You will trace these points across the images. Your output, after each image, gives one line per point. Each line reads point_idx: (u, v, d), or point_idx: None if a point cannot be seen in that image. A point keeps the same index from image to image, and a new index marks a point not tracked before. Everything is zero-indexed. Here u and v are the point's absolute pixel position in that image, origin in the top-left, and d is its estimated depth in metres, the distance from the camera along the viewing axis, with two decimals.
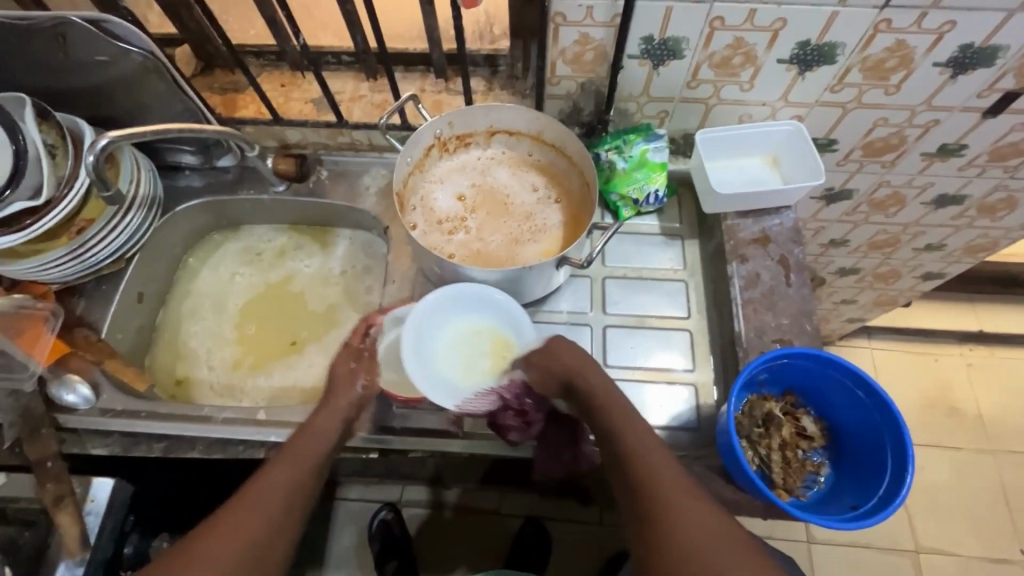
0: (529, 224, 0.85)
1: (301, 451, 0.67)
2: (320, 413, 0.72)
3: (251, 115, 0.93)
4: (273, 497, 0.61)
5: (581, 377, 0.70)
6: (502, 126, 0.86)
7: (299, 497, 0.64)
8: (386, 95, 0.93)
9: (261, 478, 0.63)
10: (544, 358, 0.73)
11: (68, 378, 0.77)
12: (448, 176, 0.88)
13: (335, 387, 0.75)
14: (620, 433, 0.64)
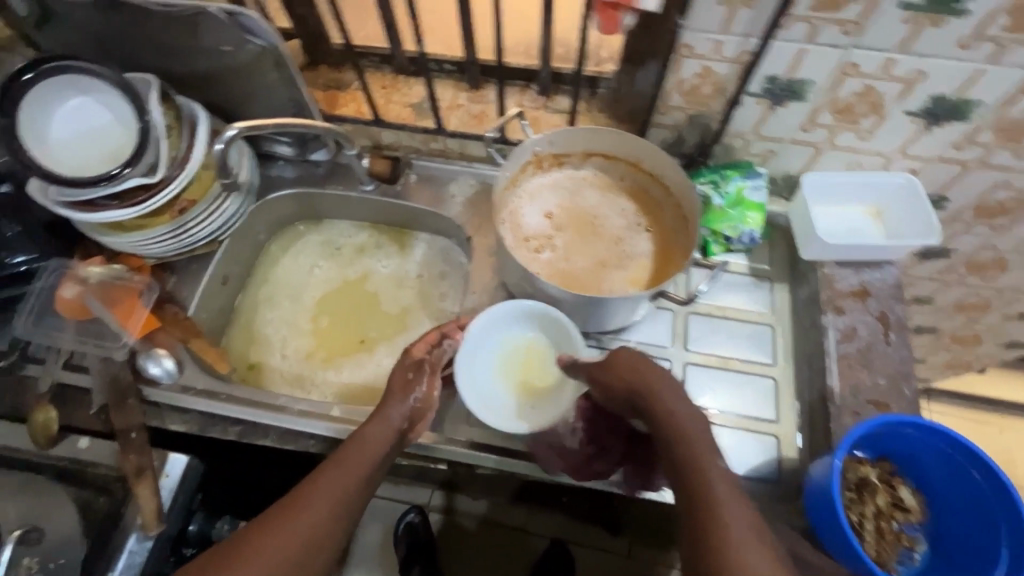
0: (618, 249, 0.82)
1: (347, 459, 0.67)
2: (376, 423, 0.71)
3: (351, 113, 0.94)
4: (310, 514, 0.60)
5: (643, 397, 0.64)
6: (599, 149, 0.85)
7: (341, 514, 0.62)
8: (484, 107, 0.94)
9: (308, 489, 0.62)
10: (606, 372, 0.67)
11: (155, 351, 0.79)
12: (539, 193, 0.87)
13: (390, 396, 0.74)
14: (688, 470, 0.56)
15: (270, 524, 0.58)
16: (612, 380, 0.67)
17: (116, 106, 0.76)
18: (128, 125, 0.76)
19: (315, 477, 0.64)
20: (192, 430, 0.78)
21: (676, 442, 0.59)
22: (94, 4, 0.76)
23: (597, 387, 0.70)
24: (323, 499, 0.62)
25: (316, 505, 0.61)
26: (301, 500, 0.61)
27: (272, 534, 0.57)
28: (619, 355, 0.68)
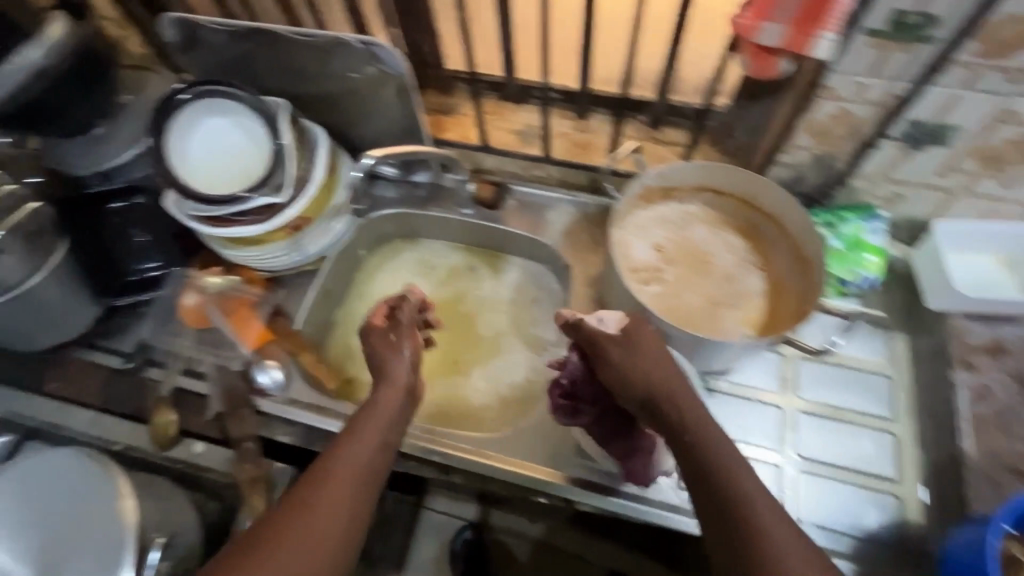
0: (729, 287, 0.81)
1: (365, 424, 0.63)
2: (384, 390, 0.66)
3: (455, 138, 0.96)
4: (337, 493, 0.57)
5: (668, 402, 0.60)
6: (712, 185, 0.84)
7: (366, 494, 0.59)
8: (589, 136, 0.94)
9: (325, 465, 0.58)
10: (625, 357, 0.64)
11: (264, 362, 0.82)
12: (646, 225, 0.85)
13: (378, 356, 0.69)
14: (711, 475, 0.55)
15: (291, 510, 0.55)
16: (630, 365, 0.63)
17: (249, 128, 0.80)
18: (260, 145, 0.80)
19: (328, 452, 0.60)
20: (297, 442, 0.80)
21: (698, 450, 0.57)
22: (243, 33, 0.82)
23: (606, 362, 0.65)
24: (346, 479, 0.58)
25: (336, 488, 0.57)
26: (316, 484, 0.57)
27: (299, 523, 0.54)
28: (641, 341, 0.64)
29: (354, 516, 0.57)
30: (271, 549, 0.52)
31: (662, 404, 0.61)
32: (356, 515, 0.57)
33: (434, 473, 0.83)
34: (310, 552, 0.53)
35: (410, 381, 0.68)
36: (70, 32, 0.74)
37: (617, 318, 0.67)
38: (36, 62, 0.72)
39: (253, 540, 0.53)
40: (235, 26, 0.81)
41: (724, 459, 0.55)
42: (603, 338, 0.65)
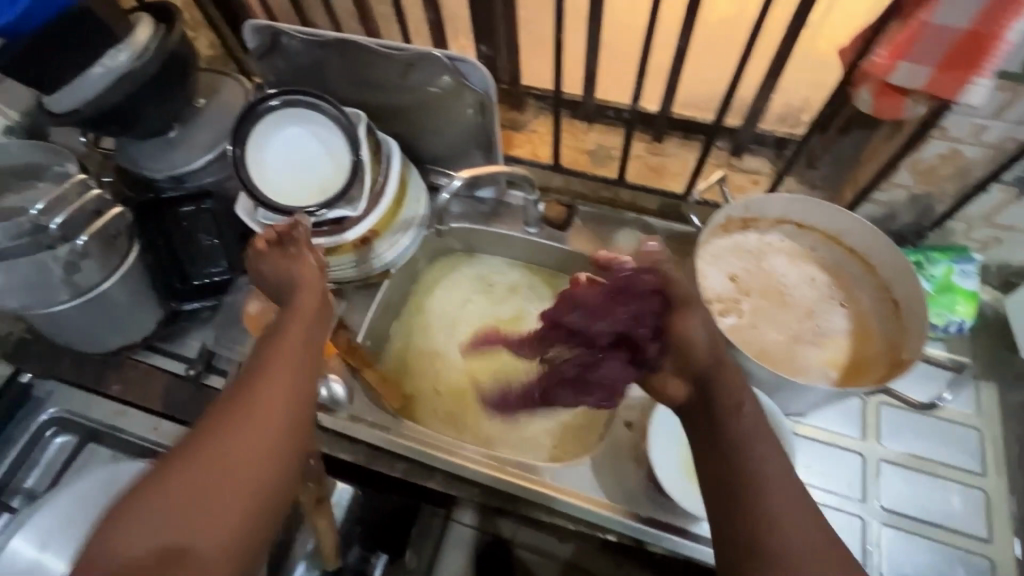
0: (810, 324, 0.78)
1: (277, 351, 0.55)
2: (298, 293, 0.61)
3: (526, 155, 0.95)
4: (251, 428, 0.49)
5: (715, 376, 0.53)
6: (795, 217, 0.81)
7: (298, 390, 0.53)
8: (663, 159, 0.92)
9: (236, 400, 0.51)
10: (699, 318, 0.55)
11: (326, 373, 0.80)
12: (722, 255, 0.82)
13: (281, 272, 0.63)
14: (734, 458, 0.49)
15: (216, 417, 0.50)
16: (707, 328, 0.55)
17: (327, 139, 0.79)
18: (335, 157, 0.79)
19: (238, 385, 0.53)
20: (359, 460, 0.79)
21: (730, 429, 0.50)
22: (326, 43, 0.82)
23: (684, 315, 0.56)
24: (269, 376, 0.52)
25: (252, 409, 0.50)
26: (239, 388, 0.52)
27: (221, 425, 0.49)
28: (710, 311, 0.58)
29: (286, 410, 0.51)
30: (189, 454, 0.47)
31: (724, 370, 0.53)
32: (292, 413, 0.52)
33: (498, 504, 0.77)
34: (240, 452, 0.48)
35: (320, 281, 0.63)
36: (157, 36, 0.74)
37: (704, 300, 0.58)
38: (124, 65, 0.72)
39: (172, 455, 0.49)
40: (320, 35, 0.80)
41: (760, 439, 0.50)
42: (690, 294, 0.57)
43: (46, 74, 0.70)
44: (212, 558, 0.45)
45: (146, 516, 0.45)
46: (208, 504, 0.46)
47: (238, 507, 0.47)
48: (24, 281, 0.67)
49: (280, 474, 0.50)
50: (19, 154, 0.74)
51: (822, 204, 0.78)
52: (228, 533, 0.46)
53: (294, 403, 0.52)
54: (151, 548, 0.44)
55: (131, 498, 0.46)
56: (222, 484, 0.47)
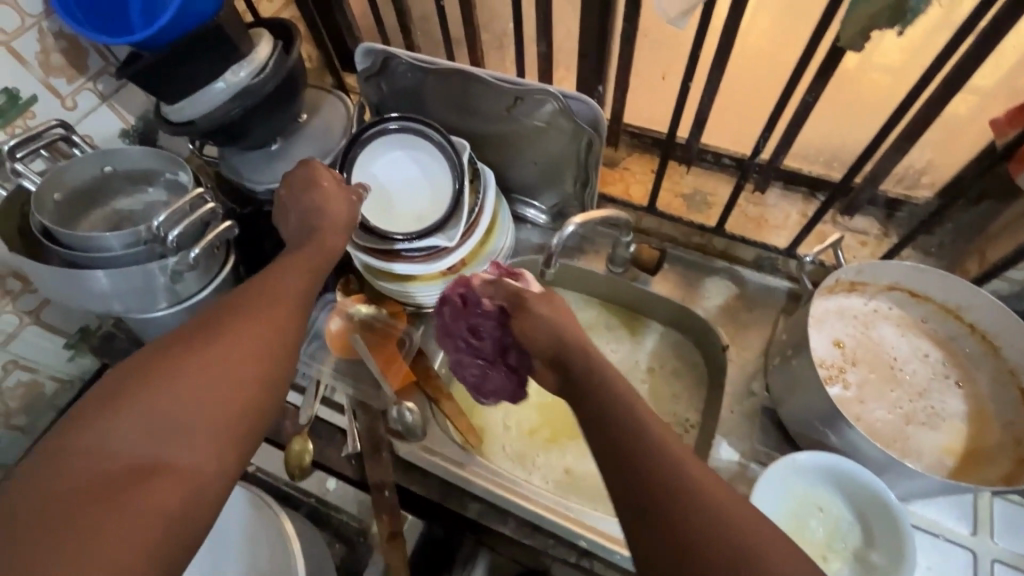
0: (924, 405, 0.73)
1: (270, 290, 0.56)
2: (307, 247, 0.64)
3: (618, 193, 0.93)
4: (242, 352, 0.50)
5: (574, 347, 0.54)
6: (909, 285, 0.76)
7: (282, 334, 0.54)
8: (762, 210, 0.89)
9: (225, 324, 0.52)
10: (540, 304, 0.60)
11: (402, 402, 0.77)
12: (826, 318, 0.78)
13: (314, 207, 0.67)
14: (616, 431, 0.47)
15: (198, 342, 0.50)
16: (554, 313, 0.58)
17: (428, 165, 0.79)
18: (435, 186, 0.79)
19: (226, 311, 0.53)
20: (431, 495, 0.77)
21: (604, 402, 0.49)
22: (438, 71, 0.81)
23: (527, 315, 0.59)
24: (256, 316, 0.53)
25: (240, 334, 0.51)
26: (224, 320, 0.52)
27: (201, 351, 0.49)
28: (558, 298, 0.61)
29: (269, 348, 0.52)
30: (169, 373, 0.47)
31: (573, 348, 0.55)
32: (277, 346, 0.53)
33: (571, 557, 0.74)
34: (220, 381, 0.48)
35: (332, 232, 0.66)
36: (277, 55, 0.75)
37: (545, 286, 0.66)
38: (243, 80, 0.73)
39: (142, 366, 0.48)
40: (435, 63, 0.80)
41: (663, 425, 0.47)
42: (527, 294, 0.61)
43: (170, 85, 0.71)
44: (190, 476, 0.45)
45: (124, 426, 0.44)
46: (187, 425, 0.46)
47: (220, 435, 0.47)
48: (130, 289, 0.66)
49: (257, 410, 0.50)
50: (135, 158, 0.73)
51: (936, 271, 0.72)
52: (207, 457, 0.46)
53: (277, 344, 0.53)
54: (131, 457, 0.44)
55: (105, 405, 0.45)
56: (203, 408, 0.47)
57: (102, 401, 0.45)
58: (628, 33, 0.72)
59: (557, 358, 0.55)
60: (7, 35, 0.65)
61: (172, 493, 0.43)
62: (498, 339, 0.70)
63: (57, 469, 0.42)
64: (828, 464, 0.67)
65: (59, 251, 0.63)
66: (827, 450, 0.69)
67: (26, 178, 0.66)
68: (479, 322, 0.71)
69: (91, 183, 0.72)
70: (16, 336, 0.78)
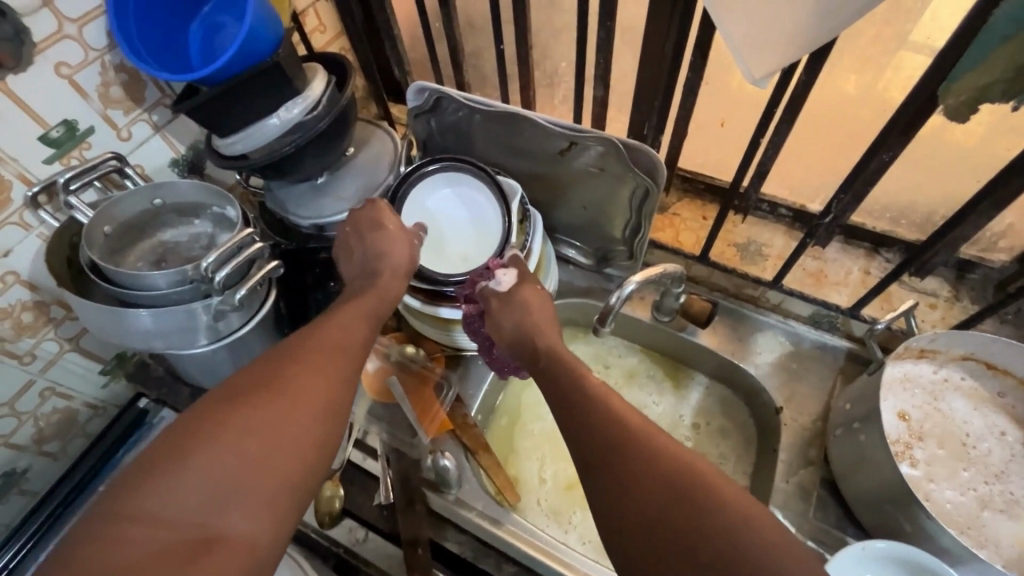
0: (1001, 490, 0.67)
1: (326, 337, 0.55)
2: (364, 291, 0.62)
3: (667, 240, 0.90)
4: (301, 408, 0.48)
5: (531, 336, 0.63)
6: (985, 357, 0.70)
7: (338, 387, 0.52)
8: (822, 264, 0.85)
9: (283, 376, 0.50)
10: (503, 309, 0.67)
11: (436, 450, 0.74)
12: (892, 387, 0.73)
13: (376, 247, 0.66)
14: (578, 403, 0.54)
15: (261, 396, 0.48)
16: (523, 311, 0.66)
17: (477, 207, 0.77)
18: (483, 230, 0.76)
19: (284, 361, 0.52)
20: (466, 553, 0.75)
21: (572, 387, 0.56)
22: (493, 113, 0.78)
23: (492, 319, 0.67)
24: (316, 369, 0.52)
25: (299, 388, 0.49)
26: (285, 372, 0.51)
27: (261, 405, 0.47)
28: (521, 297, 0.67)
29: (323, 401, 0.50)
30: (233, 431, 0.45)
31: (535, 346, 0.63)
32: (334, 402, 0.51)
33: None
34: (278, 440, 0.46)
35: (393, 270, 0.65)
36: (330, 92, 0.74)
37: (511, 281, 0.68)
38: (295, 117, 0.72)
39: (200, 419, 0.46)
40: (493, 106, 0.76)
41: (623, 403, 0.53)
42: (499, 293, 0.68)
43: (223, 119, 0.70)
44: (245, 545, 0.42)
45: (184, 489, 0.42)
46: (247, 490, 0.44)
47: (273, 499, 0.44)
48: (172, 328, 0.64)
49: (312, 471, 0.47)
50: (187, 193, 0.72)
51: (1016, 344, 0.67)
52: (262, 527, 0.43)
53: (335, 399, 0.51)
54: (190, 524, 0.41)
55: (166, 465, 0.43)
56: (261, 470, 0.45)
57: (160, 458, 0.43)
58: (694, 82, 0.69)
59: (529, 349, 0.63)
60: (71, 68, 0.65)
61: (228, 567, 0.41)
62: (485, 337, 0.73)
63: (110, 537, 0.39)
64: (897, 552, 0.61)
65: (105, 287, 0.62)
66: (900, 539, 0.64)
67: (79, 211, 0.66)
68: (473, 320, 0.72)
69: (140, 216, 0.71)
70: (55, 363, 0.77)
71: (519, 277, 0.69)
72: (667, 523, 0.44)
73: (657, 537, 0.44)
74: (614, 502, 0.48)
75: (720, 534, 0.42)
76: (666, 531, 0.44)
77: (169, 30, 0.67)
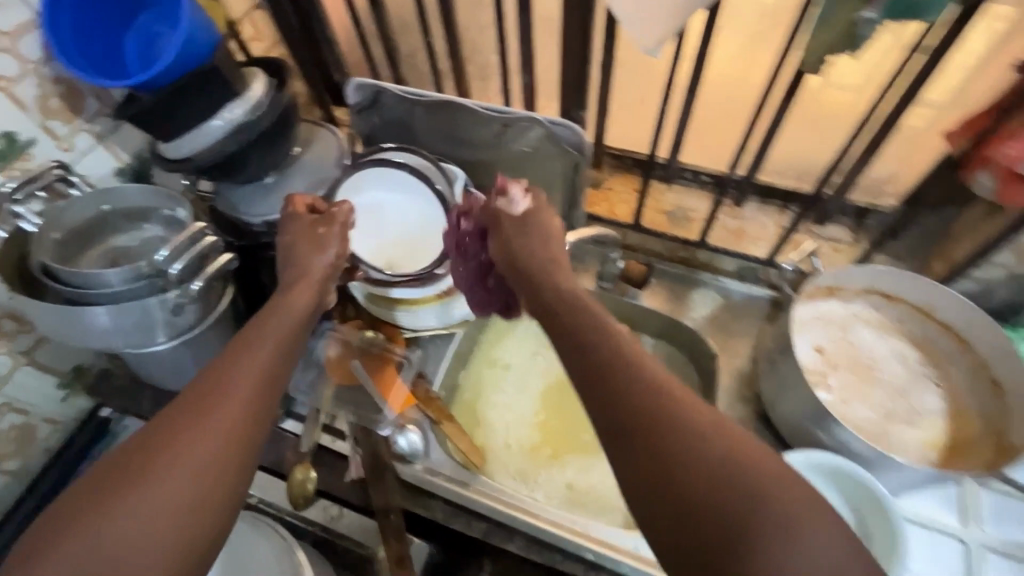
0: (905, 404, 0.77)
1: (210, 382, 0.48)
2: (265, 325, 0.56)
3: (603, 214, 0.97)
4: (167, 477, 0.42)
5: (539, 261, 0.62)
6: (883, 289, 0.81)
7: (218, 437, 0.44)
8: (741, 223, 0.94)
9: (152, 441, 0.43)
10: (516, 229, 0.66)
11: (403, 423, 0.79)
12: (809, 325, 0.81)
13: (300, 255, 0.67)
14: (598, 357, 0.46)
15: (126, 467, 0.42)
16: (531, 237, 0.64)
17: (405, 181, 0.84)
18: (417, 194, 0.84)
19: (155, 424, 0.45)
20: (438, 517, 0.79)
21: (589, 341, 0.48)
22: (430, 105, 0.86)
23: (502, 238, 0.66)
24: (188, 425, 0.44)
25: (168, 454, 0.43)
26: (155, 436, 0.44)
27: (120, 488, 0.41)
28: (540, 222, 0.66)
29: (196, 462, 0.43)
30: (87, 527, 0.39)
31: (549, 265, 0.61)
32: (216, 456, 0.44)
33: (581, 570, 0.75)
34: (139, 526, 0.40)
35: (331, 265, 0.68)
36: (272, 94, 0.78)
37: (528, 204, 0.68)
38: (239, 118, 0.75)
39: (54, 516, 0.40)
40: (424, 95, 0.85)
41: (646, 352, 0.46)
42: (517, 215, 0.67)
43: (166, 123, 0.72)
44: None
45: None
46: None
47: None
48: (129, 325, 0.66)
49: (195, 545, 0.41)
50: (134, 197, 0.74)
51: (913, 278, 0.77)
52: None
53: (216, 452, 0.44)
54: None
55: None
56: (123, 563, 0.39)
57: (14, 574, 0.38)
58: (606, 61, 0.76)
59: (529, 277, 0.61)
60: (7, 81, 0.67)
61: None
62: (478, 264, 0.74)
63: None
64: (835, 464, 0.69)
65: (54, 287, 0.64)
66: (817, 447, 0.73)
67: (25, 220, 0.68)
68: (468, 240, 0.74)
69: (90, 223, 0.73)
70: (9, 379, 0.77)
71: (536, 203, 0.69)
72: (714, 503, 0.36)
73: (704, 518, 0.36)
74: (651, 472, 0.39)
75: (787, 502, 0.36)
76: (716, 512, 0.36)
77: (107, 40, 0.70)
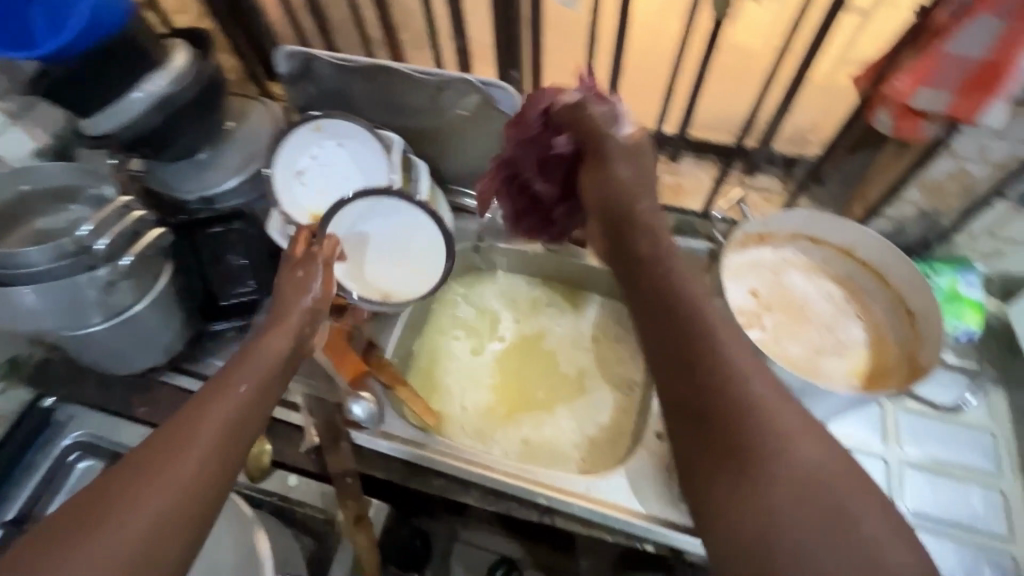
0: (832, 337, 0.82)
1: (188, 423, 0.48)
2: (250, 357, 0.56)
3: None
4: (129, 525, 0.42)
5: (637, 205, 0.60)
6: (810, 232, 0.85)
7: (187, 484, 0.45)
8: (678, 179, 0.97)
9: (118, 487, 0.44)
10: (627, 158, 0.64)
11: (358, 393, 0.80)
12: (743, 271, 0.85)
13: (284, 299, 0.63)
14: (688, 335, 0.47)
15: (93, 513, 0.42)
16: (631, 176, 0.62)
17: (395, 209, 0.80)
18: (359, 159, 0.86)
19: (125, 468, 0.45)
20: (394, 478, 0.81)
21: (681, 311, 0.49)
22: (359, 70, 0.84)
23: (603, 166, 0.65)
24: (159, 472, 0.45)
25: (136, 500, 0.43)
26: (122, 482, 0.44)
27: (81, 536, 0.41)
28: (646, 157, 0.64)
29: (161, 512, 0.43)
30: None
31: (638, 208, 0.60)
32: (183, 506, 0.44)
33: (534, 515, 0.77)
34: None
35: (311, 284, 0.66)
36: (195, 62, 0.75)
37: (634, 133, 0.66)
38: (161, 89, 0.72)
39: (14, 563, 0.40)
40: (353, 60, 0.82)
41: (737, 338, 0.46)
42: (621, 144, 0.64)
43: (82, 97, 0.69)
44: None
45: None
46: None
47: None
48: (59, 305, 0.65)
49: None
50: (56, 176, 0.72)
51: (843, 221, 0.81)
52: None
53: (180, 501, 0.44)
54: None
55: None
56: None
57: None
58: None
59: (623, 214, 0.60)
60: None
61: None
62: (561, 183, 0.75)
63: None
64: None
65: None
66: None
67: None
68: (555, 156, 0.72)
69: (10, 203, 0.71)
70: None
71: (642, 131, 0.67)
72: (778, 504, 0.38)
73: (783, 524, 0.38)
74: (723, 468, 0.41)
75: (849, 491, 0.38)
76: (788, 509, 0.38)
77: None
